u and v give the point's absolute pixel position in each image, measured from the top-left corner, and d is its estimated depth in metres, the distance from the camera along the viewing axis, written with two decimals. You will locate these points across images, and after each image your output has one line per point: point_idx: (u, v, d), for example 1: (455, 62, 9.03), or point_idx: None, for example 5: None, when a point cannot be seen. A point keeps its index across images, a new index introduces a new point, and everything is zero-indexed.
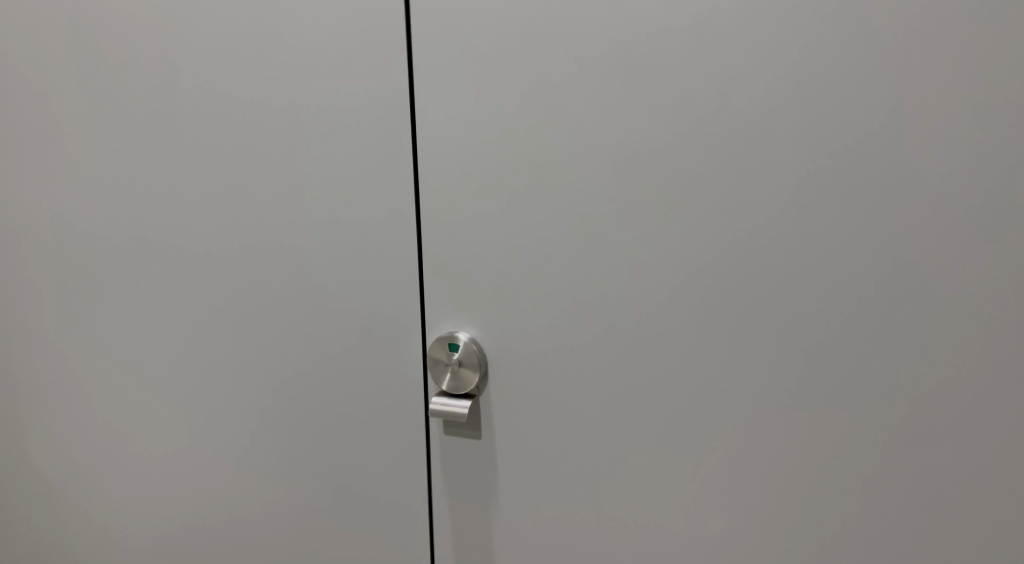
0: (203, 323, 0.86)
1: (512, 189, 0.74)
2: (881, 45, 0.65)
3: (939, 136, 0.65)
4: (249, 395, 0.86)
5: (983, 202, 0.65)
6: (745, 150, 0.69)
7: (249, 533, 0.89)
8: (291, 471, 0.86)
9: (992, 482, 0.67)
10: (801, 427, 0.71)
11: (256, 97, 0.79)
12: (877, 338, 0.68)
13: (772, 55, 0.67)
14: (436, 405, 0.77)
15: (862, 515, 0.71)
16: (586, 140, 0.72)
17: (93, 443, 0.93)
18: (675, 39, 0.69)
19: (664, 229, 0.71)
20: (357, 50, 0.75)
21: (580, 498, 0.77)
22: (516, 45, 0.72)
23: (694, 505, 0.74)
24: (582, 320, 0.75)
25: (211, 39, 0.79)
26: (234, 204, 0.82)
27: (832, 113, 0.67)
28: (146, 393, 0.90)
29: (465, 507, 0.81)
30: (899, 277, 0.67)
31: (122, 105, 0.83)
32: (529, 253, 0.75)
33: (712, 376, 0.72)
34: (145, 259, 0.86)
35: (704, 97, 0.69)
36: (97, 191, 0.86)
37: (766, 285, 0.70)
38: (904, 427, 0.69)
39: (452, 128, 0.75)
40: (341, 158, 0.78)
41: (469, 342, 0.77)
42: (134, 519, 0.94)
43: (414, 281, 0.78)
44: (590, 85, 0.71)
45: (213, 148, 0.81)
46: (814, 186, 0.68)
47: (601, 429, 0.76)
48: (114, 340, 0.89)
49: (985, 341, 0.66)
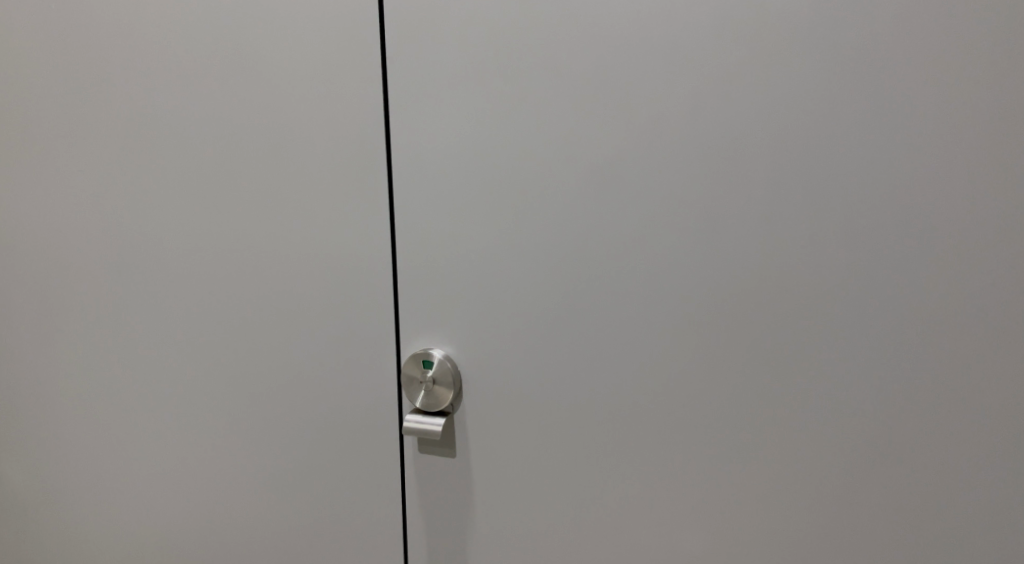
0: (177, 338, 0.85)
1: (487, 204, 0.74)
2: (852, 61, 0.65)
3: (909, 151, 0.65)
4: (226, 409, 0.85)
5: (952, 215, 0.65)
6: (716, 166, 0.68)
7: (224, 545, 0.88)
8: (268, 485, 0.85)
9: (966, 500, 0.68)
10: (772, 443, 0.71)
11: (231, 107, 0.78)
12: (847, 357, 0.68)
13: (743, 70, 0.67)
14: (411, 424, 0.76)
15: (835, 526, 0.71)
16: (560, 156, 0.71)
17: (68, 455, 0.93)
18: (650, 54, 0.68)
19: (637, 245, 0.71)
20: (334, 64, 0.75)
21: (554, 513, 0.77)
22: (493, 56, 0.71)
23: (668, 522, 0.74)
24: (555, 337, 0.74)
25: (185, 52, 0.79)
26: (209, 216, 0.81)
27: (803, 131, 0.67)
28: (122, 408, 0.89)
29: (441, 523, 0.80)
30: (874, 295, 0.67)
31: (101, 118, 0.82)
32: (505, 269, 0.74)
33: (687, 394, 0.72)
34: (121, 274, 0.85)
35: (677, 112, 0.68)
36: (74, 204, 0.85)
37: (738, 302, 0.70)
38: (878, 443, 0.69)
39: (425, 142, 0.74)
40: (315, 174, 0.77)
41: (444, 359, 0.77)
42: (109, 531, 0.93)
43: (389, 298, 0.78)
44: (565, 99, 0.70)
45: (187, 160, 0.81)
46: (790, 204, 0.68)
47: (574, 444, 0.75)
48: (92, 354, 0.89)
49: (962, 359, 0.66)
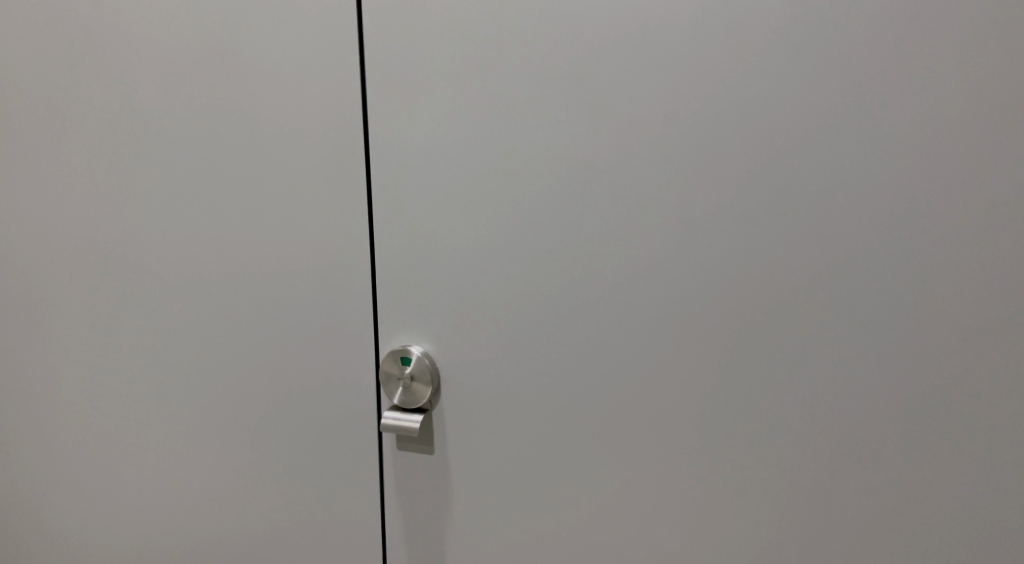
0: (157, 335, 0.85)
1: (464, 202, 0.73)
2: (829, 55, 0.65)
3: (885, 146, 0.65)
4: (207, 406, 0.85)
5: (927, 209, 0.65)
6: (693, 161, 0.68)
7: (204, 542, 0.88)
8: (247, 483, 0.85)
9: (942, 501, 0.67)
10: (749, 440, 0.70)
11: (210, 103, 0.78)
12: (824, 353, 0.68)
13: (720, 65, 0.67)
14: (389, 421, 0.76)
15: (812, 523, 0.70)
16: (538, 150, 0.71)
17: (50, 453, 0.92)
18: (627, 49, 0.68)
19: (614, 241, 0.71)
20: (314, 59, 0.75)
21: (532, 510, 0.77)
22: (471, 53, 0.71)
23: (645, 518, 0.74)
24: (532, 334, 0.74)
25: (165, 48, 0.78)
26: (188, 213, 0.81)
27: (780, 126, 0.66)
28: (104, 406, 0.89)
29: (419, 521, 0.80)
30: (851, 292, 0.67)
31: (81, 115, 0.82)
32: (483, 265, 0.74)
33: (665, 391, 0.72)
34: (101, 272, 0.85)
35: (654, 106, 0.68)
36: (55, 201, 0.85)
37: (714, 299, 0.69)
38: (855, 438, 0.68)
39: (404, 138, 0.74)
40: (294, 169, 0.77)
41: (422, 356, 0.77)
42: (91, 528, 0.93)
43: (368, 295, 0.78)
44: (542, 95, 0.70)
45: (167, 156, 0.81)
46: (767, 199, 0.67)
47: (552, 441, 0.75)
48: (74, 352, 0.88)
49: (938, 354, 0.66)
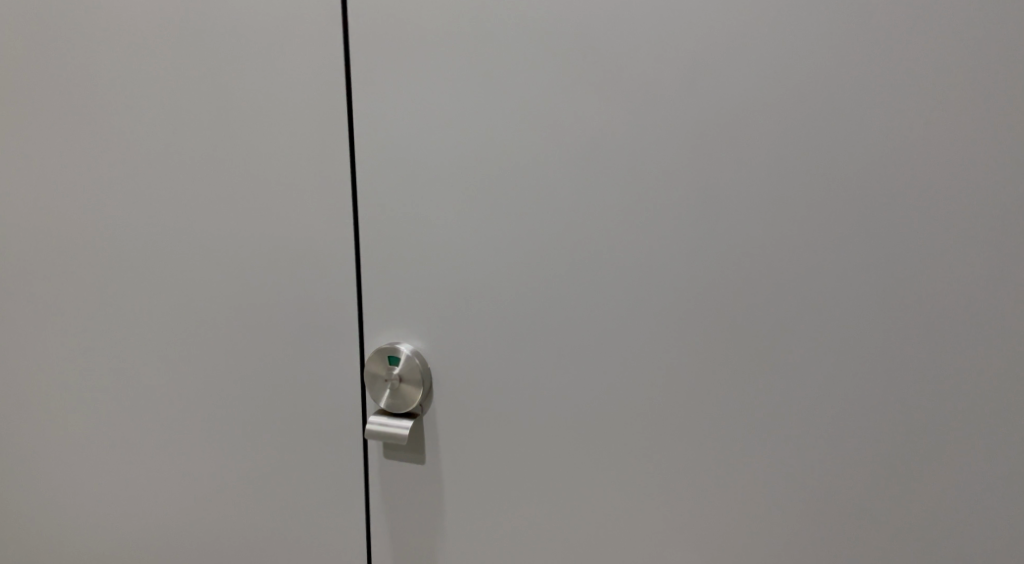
0: (124, 331, 0.78)
1: (458, 185, 0.67)
2: (863, 23, 0.59)
3: (924, 121, 0.59)
4: (179, 408, 0.78)
5: (969, 192, 0.59)
6: (712, 140, 0.62)
7: (178, 552, 0.82)
8: (224, 489, 0.79)
9: (982, 509, 0.62)
10: (772, 446, 0.64)
11: (180, 76, 0.71)
12: (855, 349, 0.62)
13: (743, 33, 0.60)
14: (374, 426, 0.69)
15: (840, 534, 0.64)
16: (540, 128, 0.64)
17: (9, 457, 0.85)
18: (639, 17, 0.61)
19: (624, 228, 0.64)
20: (292, 28, 0.68)
21: (532, 522, 0.70)
22: (466, 21, 0.64)
23: (656, 530, 0.68)
24: (533, 330, 0.67)
25: (128, 16, 0.71)
26: (156, 197, 0.74)
27: (808, 101, 0.60)
28: (67, 407, 0.82)
29: (409, 533, 0.74)
30: (885, 283, 0.61)
31: (38, 91, 0.75)
32: (478, 256, 0.67)
33: (679, 393, 0.65)
34: (63, 262, 0.78)
35: (669, 80, 0.62)
36: (11, 186, 0.78)
37: (735, 291, 0.63)
38: (887, 442, 0.62)
39: (391, 116, 0.67)
40: (272, 149, 0.70)
41: (412, 355, 0.70)
42: (55, 537, 0.86)
43: (352, 289, 0.71)
44: (545, 66, 0.63)
45: (132, 137, 0.73)
46: (792, 180, 0.61)
47: (555, 448, 0.68)
48: (33, 348, 0.81)
49: (979, 349, 0.60)
